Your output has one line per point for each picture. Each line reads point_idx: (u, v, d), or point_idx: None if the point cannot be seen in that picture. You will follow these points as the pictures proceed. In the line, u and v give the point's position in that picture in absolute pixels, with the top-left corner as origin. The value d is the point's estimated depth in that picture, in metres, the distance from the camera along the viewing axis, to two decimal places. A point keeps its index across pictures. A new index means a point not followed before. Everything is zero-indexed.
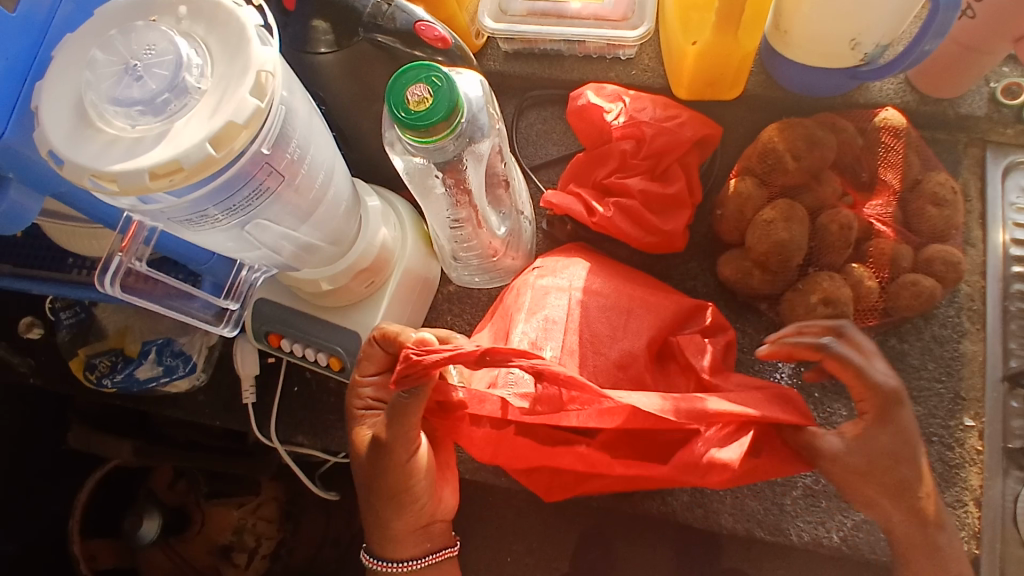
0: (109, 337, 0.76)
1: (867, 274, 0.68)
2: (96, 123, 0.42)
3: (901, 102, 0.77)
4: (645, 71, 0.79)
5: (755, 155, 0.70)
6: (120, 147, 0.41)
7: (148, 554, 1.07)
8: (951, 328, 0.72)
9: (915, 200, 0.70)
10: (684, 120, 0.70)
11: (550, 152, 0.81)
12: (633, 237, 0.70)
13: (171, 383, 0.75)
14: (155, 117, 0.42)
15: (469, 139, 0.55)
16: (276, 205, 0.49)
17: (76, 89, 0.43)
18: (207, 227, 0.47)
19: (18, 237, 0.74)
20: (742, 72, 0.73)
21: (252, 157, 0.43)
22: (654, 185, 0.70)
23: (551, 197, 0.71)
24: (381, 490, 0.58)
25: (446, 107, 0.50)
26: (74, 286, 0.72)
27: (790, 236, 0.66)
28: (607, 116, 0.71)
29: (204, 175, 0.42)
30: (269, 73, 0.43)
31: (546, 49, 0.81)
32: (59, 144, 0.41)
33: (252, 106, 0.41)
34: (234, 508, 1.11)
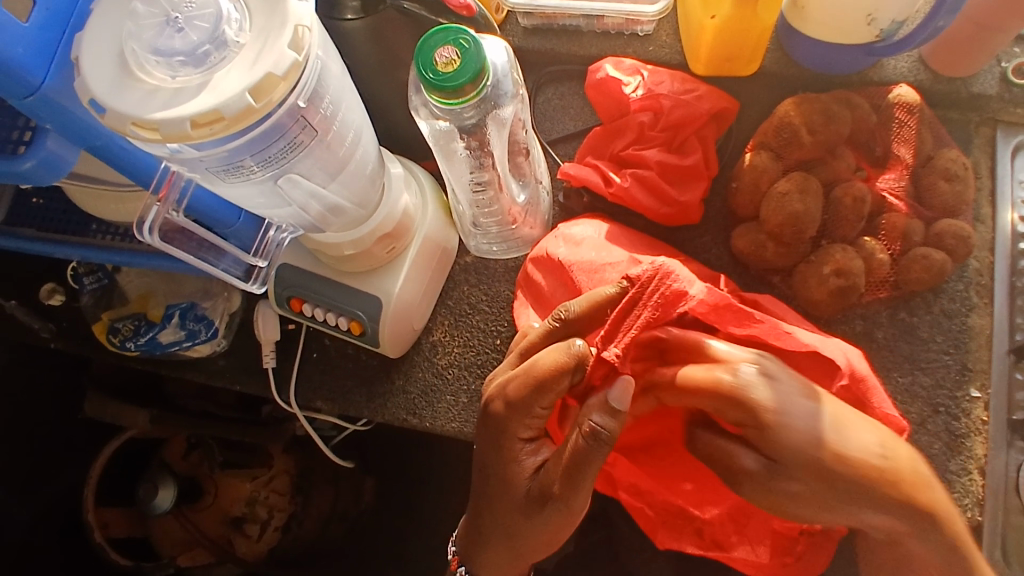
0: (130, 302, 0.78)
1: (879, 247, 0.69)
2: (137, 73, 0.43)
3: (915, 80, 0.78)
4: (662, 47, 0.81)
5: (771, 129, 0.71)
6: (160, 96, 0.43)
7: (161, 521, 1.08)
8: (959, 302, 0.73)
9: (927, 175, 0.71)
10: (701, 94, 0.71)
11: (567, 127, 0.83)
12: (650, 208, 0.71)
13: (193, 347, 0.77)
14: (196, 69, 0.43)
15: (493, 104, 0.56)
16: (308, 161, 0.50)
17: (117, 41, 0.44)
18: (241, 179, 0.48)
19: (42, 202, 0.75)
20: (759, 47, 0.74)
21: (289, 110, 0.45)
22: (671, 157, 0.71)
23: (568, 168, 0.73)
24: (540, 518, 0.59)
25: (473, 70, 0.52)
26: (97, 248, 0.72)
27: (804, 208, 0.67)
28: (625, 88, 0.72)
29: (243, 125, 0.43)
30: (306, 28, 0.44)
31: (565, 25, 0.82)
32: (100, 92, 0.42)
33: (291, 59, 0.42)
34: (247, 480, 1.11)
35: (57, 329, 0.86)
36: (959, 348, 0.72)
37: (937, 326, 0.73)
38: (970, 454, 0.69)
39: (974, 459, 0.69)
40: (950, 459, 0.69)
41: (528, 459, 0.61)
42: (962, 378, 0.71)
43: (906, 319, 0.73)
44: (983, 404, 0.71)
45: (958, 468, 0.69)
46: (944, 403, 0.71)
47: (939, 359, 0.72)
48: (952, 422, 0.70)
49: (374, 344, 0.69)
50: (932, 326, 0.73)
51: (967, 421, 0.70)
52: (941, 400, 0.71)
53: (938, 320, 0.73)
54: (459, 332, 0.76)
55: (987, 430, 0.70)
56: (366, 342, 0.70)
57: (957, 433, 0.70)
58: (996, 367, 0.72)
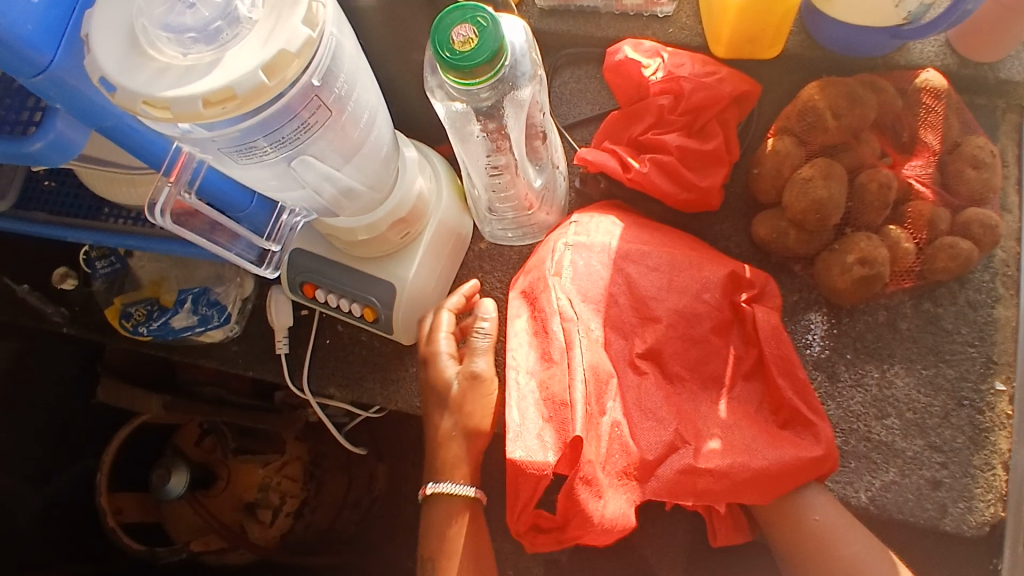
0: (143, 287, 0.77)
1: (904, 235, 0.68)
2: (148, 51, 0.42)
3: (942, 64, 0.76)
4: (682, 29, 0.79)
5: (794, 113, 0.70)
6: (171, 74, 0.42)
7: (176, 507, 1.07)
8: (985, 293, 0.71)
9: (954, 162, 0.69)
10: (722, 76, 0.69)
11: (584, 111, 0.81)
12: (668, 193, 0.70)
13: (206, 333, 0.76)
14: (207, 46, 0.42)
15: (510, 85, 0.55)
16: (322, 141, 0.48)
17: (128, 18, 0.43)
18: (254, 160, 0.47)
19: (55, 186, 0.74)
20: (783, 28, 0.72)
21: (303, 89, 0.43)
22: (691, 142, 0.69)
23: (585, 153, 0.71)
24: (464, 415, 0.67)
25: (491, 49, 0.50)
26: (110, 233, 0.72)
27: (828, 194, 0.66)
28: (645, 71, 0.71)
29: (256, 104, 0.41)
30: (320, 4, 0.43)
31: (583, 6, 0.80)
32: (111, 70, 0.41)
33: (304, 36, 0.41)
34: (260, 466, 1.10)
35: (70, 313, 0.86)
36: (984, 339, 0.70)
37: (962, 317, 0.71)
38: (994, 448, 0.68)
39: (998, 453, 0.68)
40: (973, 453, 0.68)
41: (449, 367, 0.67)
42: (987, 370, 0.70)
43: (931, 310, 0.71)
44: (1009, 397, 0.69)
45: (983, 462, 0.68)
46: (969, 396, 0.69)
47: (963, 351, 0.70)
48: (977, 416, 0.69)
49: (387, 331, 0.68)
50: (957, 317, 0.71)
51: (992, 415, 0.69)
52: (965, 393, 0.69)
53: (963, 311, 0.71)
54: None
55: (1012, 424, 0.69)
56: (379, 329, 0.69)
57: (982, 427, 0.68)
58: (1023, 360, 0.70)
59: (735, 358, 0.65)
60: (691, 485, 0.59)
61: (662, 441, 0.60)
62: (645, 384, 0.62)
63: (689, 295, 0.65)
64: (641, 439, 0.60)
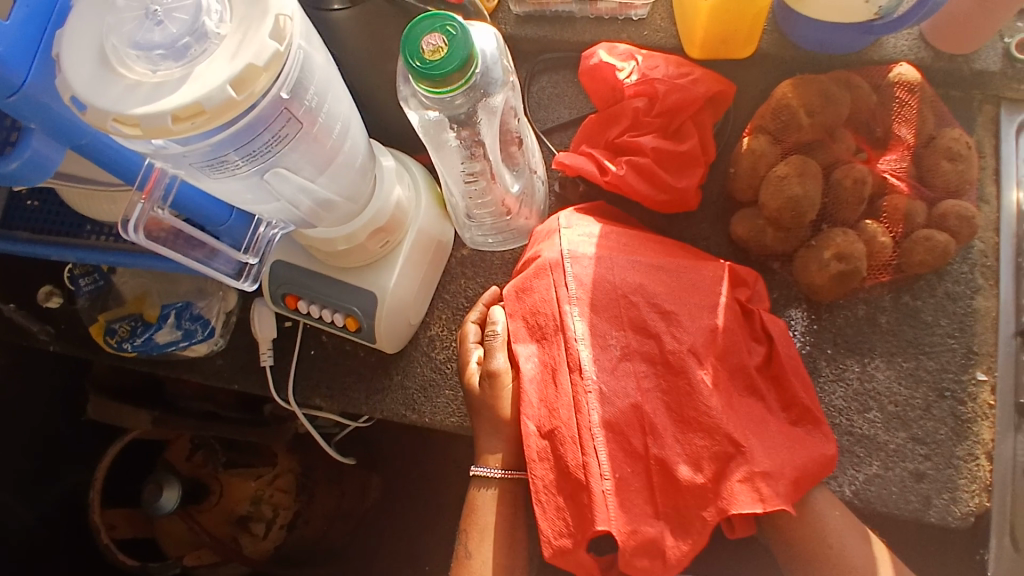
0: (127, 303, 0.77)
1: (881, 229, 0.68)
2: (118, 69, 0.42)
3: (916, 58, 0.76)
4: (657, 31, 0.79)
5: (768, 112, 0.70)
6: (142, 91, 0.42)
7: (166, 522, 1.09)
8: (964, 285, 0.72)
9: (929, 155, 0.70)
10: (696, 78, 0.70)
11: (562, 115, 0.82)
12: (646, 195, 0.70)
13: (191, 347, 0.76)
14: (176, 62, 0.42)
15: (483, 92, 0.55)
16: (295, 153, 0.49)
17: (98, 37, 0.43)
18: (227, 173, 0.47)
19: (37, 205, 0.75)
20: (756, 28, 0.72)
21: (272, 102, 0.43)
22: (667, 143, 0.70)
23: (563, 158, 0.72)
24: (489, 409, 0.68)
25: (460, 57, 0.51)
26: (92, 250, 0.72)
27: (804, 191, 0.66)
28: (619, 75, 0.72)
29: (226, 118, 0.42)
30: (288, 17, 0.43)
31: (558, 11, 0.81)
32: (82, 89, 0.42)
33: (272, 49, 0.42)
34: (251, 479, 1.12)
35: (56, 331, 0.86)
36: (963, 331, 0.71)
37: (941, 309, 0.71)
38: (977, 438, 0.68)
39: (981, 443, 0.68)
40: (956, 444, 0.68)
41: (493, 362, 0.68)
42: (967, 361, 0.70)
43: (910, 303, 0.72)
44: (990, 387, 0.70)
45: (966, 453, 0.68)
46: (951, 387, 0.70)
47: (943, 343, 0.71)
48: (958, 407, 0.69)
49: (370, 340, 0.69)
50: (936, 310, 0.71)
51: (974, 406, 0.69)
52: (946, 384, 0.70)
53: (942, 303, 0.71)
54: (456, 327, 0.76)
55: (994, 414, 0.69)
56: (362, 338, 0.69)
57: (964, 418, 0.69)
58: (1002, 350, 0.71)
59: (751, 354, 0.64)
60: (754, 493, 0.58)
61: (710, 450, 0.59)
62: (677, 390, 0.61)
63: (704, 291, 0.64)
64: (678, 451, 0.59)
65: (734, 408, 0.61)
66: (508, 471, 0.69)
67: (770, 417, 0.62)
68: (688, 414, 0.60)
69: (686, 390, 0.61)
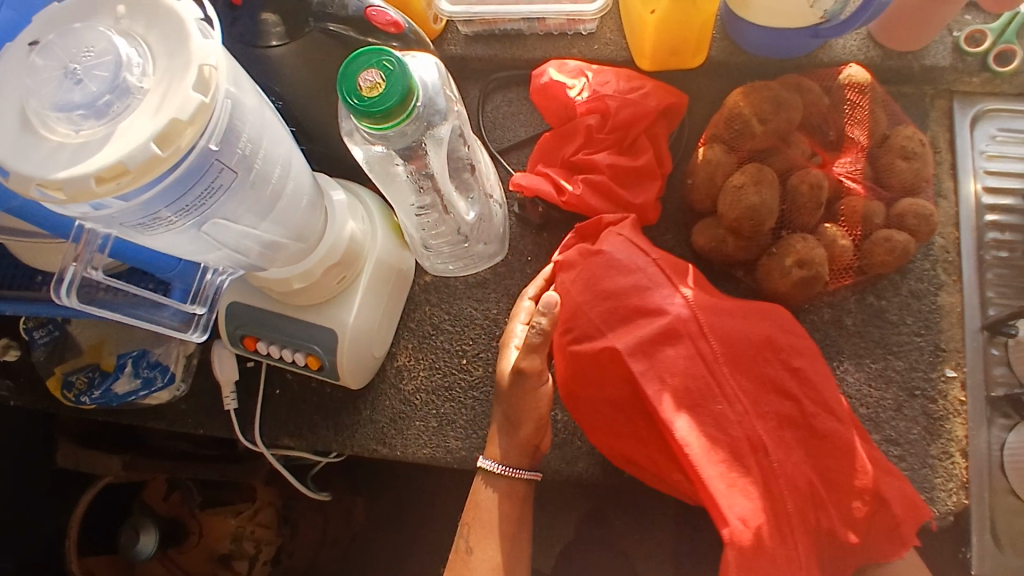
0: (83, 352, 0.75)
1: (840, 233, 0.68)
2: (40, 131, 0.41)
3: (866, 58, 0.76)
4: (607, 44, 0.79)
5: (721, 121, 0.70)
6: (64, 153, 0.40)
7: (147, 566, 1.06)
8: (927, 282, 0.72)
9: (884, 155, 0.70)
10: (647, 91, 0.69)
11: (518, 133, 0.81)
12: (604, 212, 0.70)
13: (152, 395, 0.74)
14: (99, 120, 0.41)
15: (427, 123, 0.54)
16: (232, 202, 0.47)
17: (18, 98, 0.42)
18: (162, 229, 0.46)
19: None
20: (704, 37, 0.72)
21: (201, 155, 0.42)
22: (622, 159, 0.69)
23: (520, 179, 0.71)
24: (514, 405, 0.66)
25: (399, 92, 0.49)
26: (39, 304, 0.69)
27: (761, 200, 0.66)
28: (570, 92, 0.71)
29: (152, 176, 0.40)
30: (213, 66, 0.42)
31: (507, 30, 0.80)
32: (4, 156, 0.40)
33: (196, 102, 0.40)
34: (231, 516, 1.10)
35: (15, 385, 0.84)
36: (930, 328, 0.71)
37: (906, 308, 0.71)
38: (950, 436, 0.68)
39: (955, 441, 0.68)
40: (929, 444, 0.68)
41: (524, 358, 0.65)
42: (935, 358, 0.70)
43: (875, 304, 0.72)
44: (960, 383, 0.70)
45: (940, 451, 0.68)
46: (921, 386, 0.69)
47: (911, 342, 0.71)
48: (930, 405, 0.69)
49: (334, 377, 0.67)
50: (901, 308, 0.71)
51: (945, 403, 0.69)
52: (917, 383, 0.70)
53: (907, 302, 0.71)
54: (423, 355, 0.75)
55: (966, 410, 0.69)
56: (325, 376, 0.67)
57: (936, 416, 0.69)
58: (970, 344, 0.71)
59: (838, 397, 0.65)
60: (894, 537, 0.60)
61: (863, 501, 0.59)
62: (824, 446, 0.59)
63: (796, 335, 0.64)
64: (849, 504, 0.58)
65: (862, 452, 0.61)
66: (510, 469, 0.67)
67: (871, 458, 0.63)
68: (832, 473, 0.59)
69: (839, 453, 0.59)
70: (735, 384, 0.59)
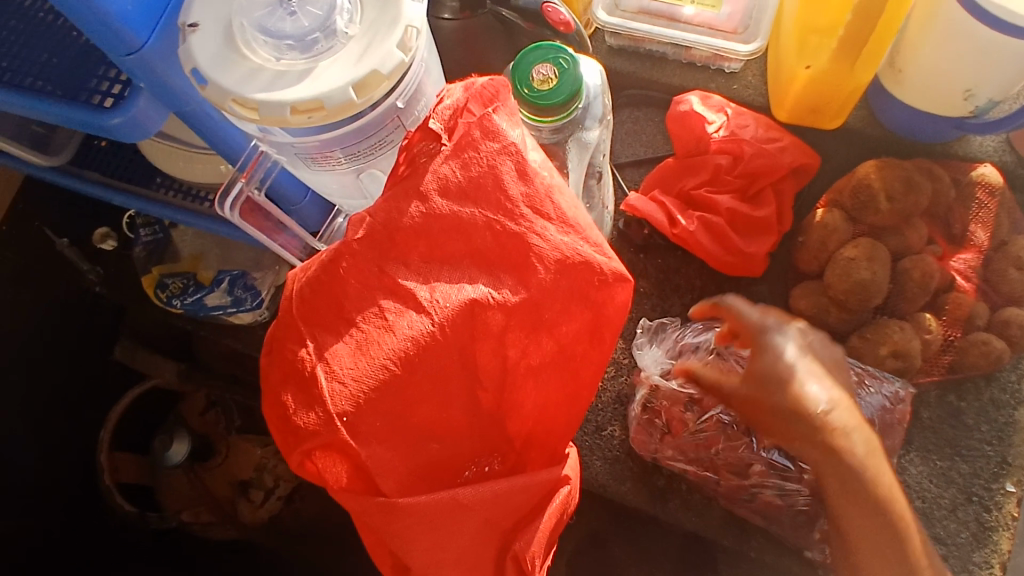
0: (182, 260, 0.79)
1: (935, 325, 0.68)
2: (243, 50, 0.44)
3: (999, 161, 0.76)
4: (746, 87, 0.80)
5: (848, 188, 0.70)
6: (262, 76, 0.43)
7: (171, 475, 1.10)
8: (1010, 394, 0.71)
9: (999, 261, 0.69)
10: (784, 145, 0.70)
11: (638, 152, 0.81)
12: (712, 253, 0.70)
13: (236, 314, 0.78)
14: (301, 54, 0.43)
15: (578, 125, 0.56)
16: (391, 157, 0.51)
17: (225, 12, 0.45)
18: (327, 168, 0.49)
19: (104, 146, 0.78)
20: (848, 103, 0.72)
21: (386, 108, 0.45)
22: (742, 207, 0.70)
23: (633, 201, 0.71)
24: None
25: (568, 91, 0.51)
26: (157, 203, 0.76)
27: (873, 276, 0.66)
28: (708, 127, 0.71)
29: (340, 118, 0.43)
30: (417, 30, 0.44)
31: (652, 50, 0.81)
32: (205, 65, 0.43)
33: (397, 60, 0.43)
34: (258, 446, 1.13)
35: (105, 274, 0.88)
36: (1002, 440, 0.71)
37: (983, 414, 0.71)
38: (995, 548, 0.69)
39: (998, 554, 0.69)
40: (975, 551, 0.69)
41: None
42: (1000, 471, 0.70)
43: (954, 402, 0.71)
44: (1018, 500, 0.69)
45: (982, 560, 0.69)
46: (979, 493, 0.70)
47: (980, 449, 0.70)
48: (983, 514, 0.69)
49: None
50: (978, 414, 0.71)
51: (998, 515, 0.69)
52: (975, 490, 0.70)
53: (985, 408, 0.71)
54: None
55: (1016, 527, 0.69)
56: None
57: (986, 525, 0.69)
58: None
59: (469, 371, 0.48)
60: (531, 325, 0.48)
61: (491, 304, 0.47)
62: (436, 391, 0.47)
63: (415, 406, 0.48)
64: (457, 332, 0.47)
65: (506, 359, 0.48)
66: None
67: (459, 372, 0.48)
68: (425, 395, 0.47)
69: (442, 397, 0.47)
70: (385, 443, 0.46)
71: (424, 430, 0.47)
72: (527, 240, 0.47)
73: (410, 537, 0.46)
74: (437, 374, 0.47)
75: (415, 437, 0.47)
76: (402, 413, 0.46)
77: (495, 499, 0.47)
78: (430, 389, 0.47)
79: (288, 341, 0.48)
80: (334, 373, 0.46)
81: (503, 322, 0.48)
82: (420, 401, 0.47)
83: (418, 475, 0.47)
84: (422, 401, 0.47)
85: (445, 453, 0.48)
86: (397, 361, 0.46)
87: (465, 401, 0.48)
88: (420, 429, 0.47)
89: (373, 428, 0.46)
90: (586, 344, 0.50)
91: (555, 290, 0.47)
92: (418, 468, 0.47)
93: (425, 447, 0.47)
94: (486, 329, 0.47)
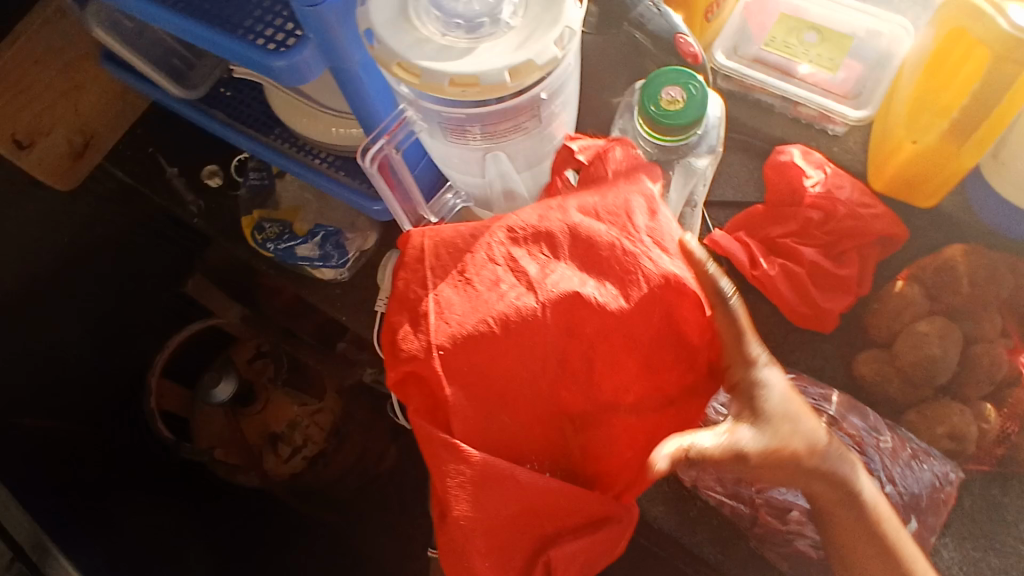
0: (281, 209, 0.85)
1: (996, 415, 0.68)
2: (415, 20, 0.48)
3: None
4: (846, 152, 0.82)
5: (931, 266, 0.72)
6: (427, 45, 0.47)
7: (209, 413, 1.15)
8: None
9: None
10: (878, 213, 0.72)
11: (725, 194, 0.81)
12: (790, 303, 0.71)
13: (320, 269, 0.82)
14: (466, 34, 0.47)
15: (690, 150, 0.59)
16: (518, 145, 0.54)
17: None
18: (460, 142, 0.52)
19: (225, 93, 0.84)
20: (946, 184, 0.74)
21: (531, 97, 0.48)
22: (826, 261, 0.72)
23: (719, 237, 0.73)
24: None
25: (693, 115, 0.54)
26: (269, 150, 0.81)
27: (942, 353, 0.68)
28: (806, 180, 0.73)
29: (489, 97, 0.47)
30: (574, 32, 0.47)
31: (760, 99, 0.83)
32: (380, 27, 0.48)
33: (552, 55, 0.46)
34: (296, 404, 1.19)
35: (205, 207, 0.91)
36: None
37: None
38: None
39: None
40: None
41: None
42: None
43: (996, 496, 0.68)
44: None
45: None
46: None
47: None
48: None
49: None
50: None
51: None
52: None
53: None
54: None
55: None
56: None
57: None
58: None
59: (557, 361, 0.50)
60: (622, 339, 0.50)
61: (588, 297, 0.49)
62: (526, 362, 0.49)
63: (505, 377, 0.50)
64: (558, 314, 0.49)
65: (599, 370, 0.50)
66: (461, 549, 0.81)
67: (549, 357, 0.49)
68: (509, 370, 0.49)
69: (528, 374, 0.49)
70: (465, 395, 0.49)
71: (504, 396, 0.50)
72: (640, 260, 0.50)
73: (458, 488, 0.49)
74: (533, 351, 0.49)
75: (494, 402, 0.50)
76: (489, 377, 0.49)
77: (543, 490, 0.50)
78: (523, 362, 0.49)
79: (413, 282, 0.52)
80: (444, 316, 0.49)
81: (604, 327, 0.49)
82: (508, 370, 0.49)
83: (485, 437, 0.50)
84: (513, 371, 0.49)
85: (515, 428, 0.50)
86: (499, 321, 0.49)
87: (550, 393, 0.50)
88: (499, 394, 0.49)
89: (462, 375, 0.49)
90: (669, 384, 0.52)
91: (650, 315, 0.50)
92: (486, 429, 0.50)
93: (503, 412, 0.50)
94: (580, 325, 0.49)
